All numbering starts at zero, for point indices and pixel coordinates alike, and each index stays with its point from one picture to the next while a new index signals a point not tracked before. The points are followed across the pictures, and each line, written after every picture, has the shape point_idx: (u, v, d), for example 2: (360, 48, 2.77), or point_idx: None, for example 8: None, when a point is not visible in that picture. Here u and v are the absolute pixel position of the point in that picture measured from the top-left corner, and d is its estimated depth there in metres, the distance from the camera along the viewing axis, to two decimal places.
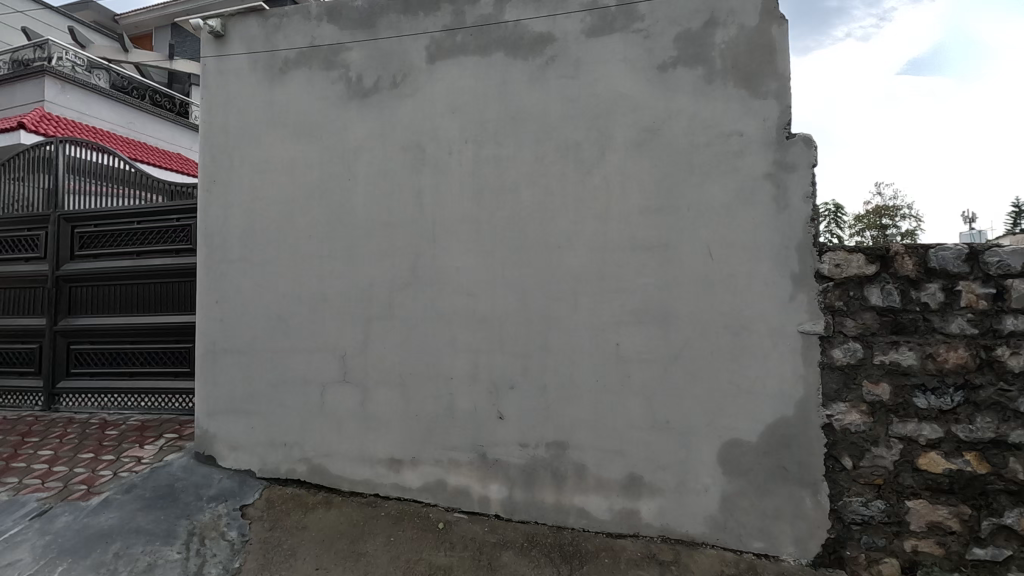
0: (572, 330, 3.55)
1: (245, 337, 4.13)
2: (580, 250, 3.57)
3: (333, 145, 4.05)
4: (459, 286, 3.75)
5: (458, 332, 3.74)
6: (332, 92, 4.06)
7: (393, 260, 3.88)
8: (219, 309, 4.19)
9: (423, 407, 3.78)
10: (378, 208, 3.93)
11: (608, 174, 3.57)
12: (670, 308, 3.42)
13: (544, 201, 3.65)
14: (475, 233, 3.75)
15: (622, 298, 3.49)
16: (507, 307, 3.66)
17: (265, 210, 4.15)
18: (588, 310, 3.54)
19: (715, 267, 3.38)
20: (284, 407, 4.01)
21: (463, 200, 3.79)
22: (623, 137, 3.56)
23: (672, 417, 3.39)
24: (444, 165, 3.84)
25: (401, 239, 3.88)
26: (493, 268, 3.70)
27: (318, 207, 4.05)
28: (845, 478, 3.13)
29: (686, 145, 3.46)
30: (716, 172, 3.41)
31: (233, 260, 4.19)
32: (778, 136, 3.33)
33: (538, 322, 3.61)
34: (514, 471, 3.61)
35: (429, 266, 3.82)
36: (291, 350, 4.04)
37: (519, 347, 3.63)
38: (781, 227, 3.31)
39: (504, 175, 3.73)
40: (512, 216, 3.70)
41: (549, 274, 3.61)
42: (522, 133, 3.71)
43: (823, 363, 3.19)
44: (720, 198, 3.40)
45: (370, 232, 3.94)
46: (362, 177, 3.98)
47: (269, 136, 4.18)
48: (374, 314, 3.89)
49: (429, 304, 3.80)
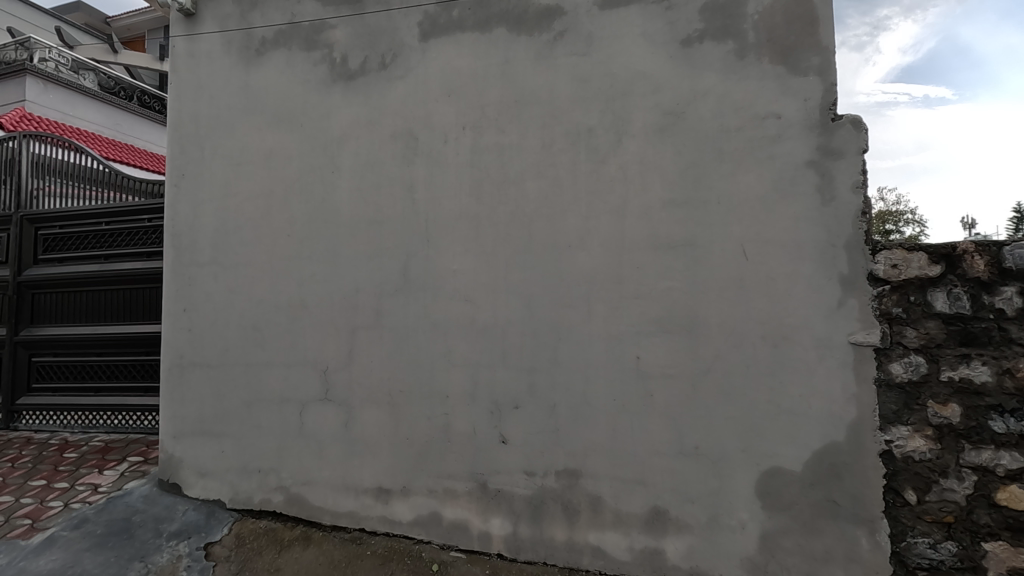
0: (586, 341, 3.10)
1: (216, 349, 3.67)
2: (593, 249, 3.13)
3: (314, 134, 3.61)
4: (456, 292, 3.31)
5: (455, 344, 3.28)
6: (313, 75, 3.63)
7: (381, 262, 3.43)
8: (187, 318, 3.73)
9: (415, 430, 3.32)
10: (365, 204, 3.49)
11: (625, 164, 3.13)
12: (698, 316, 2.98)
13: (551, 194, 3.21)
14: (474, 231, 3.31)
15: (641, 304, 3.05)
16: (510, 315, 3.21)
17: (239, 208, 3.71)
18: (603, 318, 3.09)
19: (750, 269, 2.94)
20: (259, 429, 3.55)
21: (460, 193, 3.35)
22: (642, 121, 3.12)
23: (701, 442, 2.93)
24: (439, 155, 3.40)
25: (390, 238, 3.43)
26: (495, 270, 3.26)
27: (298, 204, 3.61)
28: (907, 515, 2.67)
29: (714, 130, 3.03)
30: (750, 159, 2.98)
31: (204, 263, 3.74)
32: (821, 118, 2.88)
33: (546, 333, 3.16)
34: (519, 503, 3.15)
35: (422, 269, 3.37)
36: (266, 364, 3.58)
37: (524, 361, 3.18)
38: (827, 222, 2.85)
39: (507, 165, 3.29)
40: (516, 212, 3.26)
41: (558, 278, 3.16)
42: (526, 118, 3.28)
43: (880, 380, 2.74)
44: (755, 189, 2.96)
45: (355, 231, 3.50)
46: (347, 170, 3.54)
47: (244, 125, 3.75)
48: (359, 324, 3.44)
49: (422, 311, 3.35)
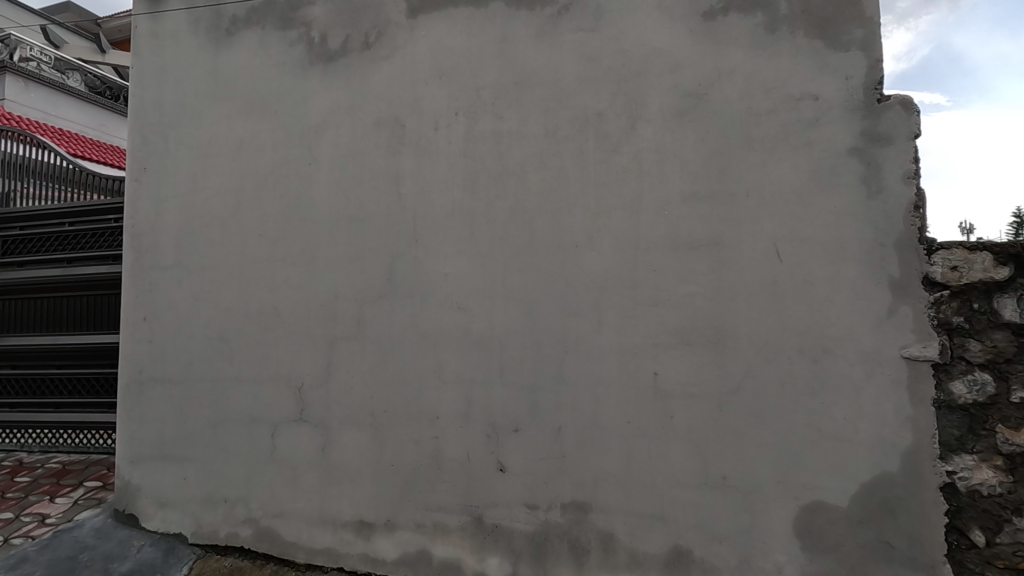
0: (595, 354, 2.72)
1: (179, 363, 3.27)
2: (603, 250, 2.75)
3: (290, 122, 3.23)
4: (448, 298, 2.92)
5: (446, 358, 2.89)
6: (289, 56, 3.26)
7: (363, 265, 3.04)
8: (147, 328, 3.33)
9: (401, 455, 2.92)
10: (346, 200, 3.11)
11: (639, 153, 2.75)
12: (725, 327, 2.59)
13: (556, 188, 2.83)
14: (468, 230, 2.92)
15: (659, 313, 2.66)
16: (509, 325, 2.83)
17: (206, 205, 3.32)
18: (616, 328, 2.70)
19: (785, 272, 2.56)
20: (225, 454, 3.15)
21: (452, 187, 2.97)
22: (658, 104, 2.75)
23: (730, 471, 2.54)
24: (428, 145, 3.02)
25: (374, 238, 3.05)
26: (491, 274, 2.87)
27: (271, 200, 3.22)
28: (975, 560, 2.27)
29: (741, 114, 2.66)
30: (783, 147, 2.60)
31: (166, 267, 3.34)
32: (865, 99, 2.51)
33: (550, 346, 2.77)
34: (519, 540, 2.75)
35: (408, 272, 2.98)
36: (234, 380, 3.18)
37: (524, 377, 2.79)
38: (874, 217, 2.48)
39: (505, 155, 2.91)
40: (514, 208, 2.87)
41: (563, 283, 2.78)
42: (527, 102, 2.90)
43: (938, 401, 2.35)
44: (790, 181, 2.58)
45: (334, 230, 3.11)
46: (326, 162, 3.16)
47: (211, 113, 3.36)
48: (339, 335, 3.05)
49: (409, 321, 2.96)
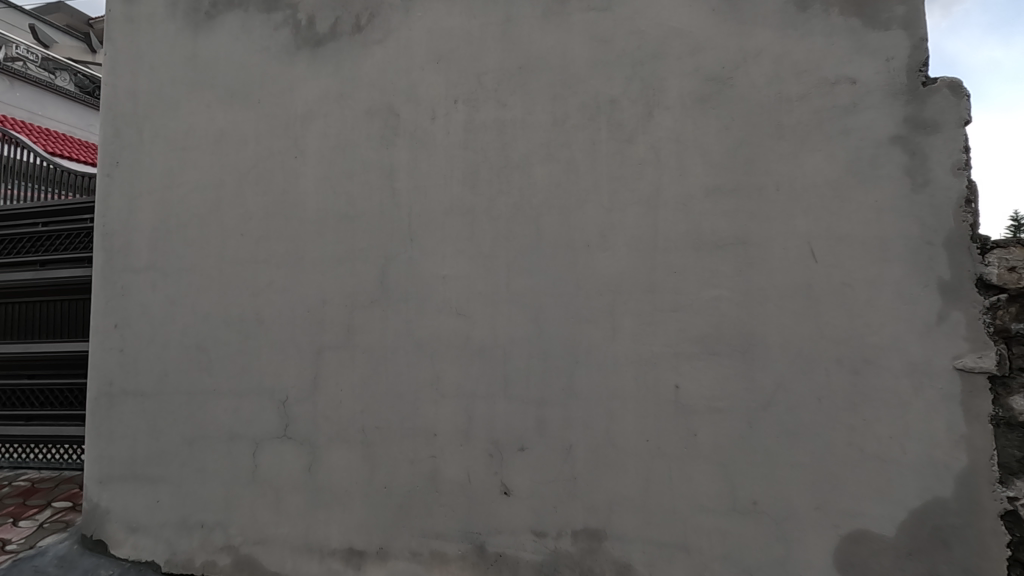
0: (609, 365, 2.46)
1: (153, 375, 2.99)
2: (617, 250, 2.50)
3: (274, 112, 2.97)
4: (446, 303, 2.66)
5: (444, 369, 2.63)
6: (274, 41, 3.00)
7: (353, 267, 2.78)
8: (118, 336, 3.05)
9: (394, 476, 2.65)
10: (334, 196, 2.85)
11: (656, 144, 2.50)
12: (754, 335, 2.34)
13: (564, 182, 2.58)
14: (468, 229, 2.67)
15: (680, 320, 2.40)
16: (514, 333, 2.57)
17: (183, 202, 3.05)
18: (631, 336, 2.45)
19: (820, 274, 2.31)
20: (202, 473, 2.88)
21: (450, 182, 2.71)
22: (678, 89, 2.50)
23: (761, 495, 2.28)
24: (425, 136, 2.76)
25: (365, 238, 2.78)
26: (494, 276, 2.61)
27: (253, 197, 2.96)
28: None
29: (769, 99, 2.41)
30: (817, 135, 2.35)
31: (139, 269, 3.07)
32: (908, 83, 2.26)
33: (559, 356, 2.51)
34: (526, 571, 2.49)
35: (402, 275, 2.72)
36: (213, 393, 2.90)
37: (531, 390, 2.53)
38: (920, 213, 2.23)
39: (508, 146, 2.66)
40: (519, 204, 2.62)
41: (573, 287, 2.52)
42: (533, 89, 2.65)
43: (997, 418, 2.09)
44: (825, 173, 2.33)
45: (322, 229, 2.85)
46: (313, 155, 2.90)
47: (189, 103, 3.09)
48: (326, 343, 2.78)
49: (403, 328, 2.70)
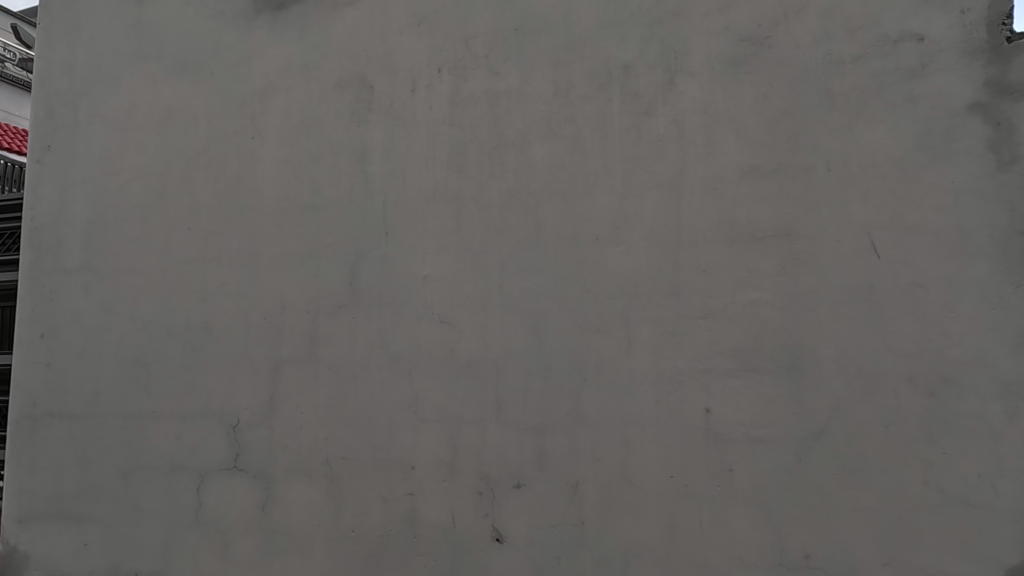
0: (623, 385, 2.02)
1: (82, 394, 2.52)
2: (633, 245, 2.07)
3: (228, 86, 2.54)
4: (427, 308, 2.22)
5: (424, 389, 2.19)
6: (230, 4, 2.58)
7: (318, 266, 2.35)
8: (45, 348, 2.59)
9: (364, 517, 2.20)
10: (297, 183, 2.42)
11: (679, 117, 2.08)
12: (803, 348, 1.90)
13: (569, 163, 2.15)
14: (453, 220, 2.24)
15: (710, 329, 1.97)
16: (508, 345, 2.13)
17: (122, 190, 2.60)
18: (651, 349, 2.01)
19: (885, 273, 1.87)
20: (138, 512, 2.41)
21: (433, 165, 2.28)
22: (705, 52, 2.08)
23: (816, 547, 1.84)
24: (403, 112, 2.33)
25: (332, 231, 2.35)
26: (484, 277, 2.18)
27: (202, 185, 2.52)
28: None
29: (817, 62, 1.99)
30: (877, 103, 1.93)
31: (71, 270, 2.61)
32: (989, 39, 1.85)
33: (562, 373, 2.07)
34: None
35: (375, 276, 2.28)
36: (151, 416, 2.44)
37: (528, 415, 2.09)
38: (1007, 197, 1.80)
39: (501, 122, 2.23)
40: (514, 190, 2.19)
41: (580, 289, 2.09)
42: (531, 54, 2.23)
43: None
44: (887, 149, 1.91)
45: (282, 221, 2.41)
46: (273, 135, 2.47)
47: (131, 77, 2.66)
48: (285, 357, 2.34)
49: (375, 339, 2.26)
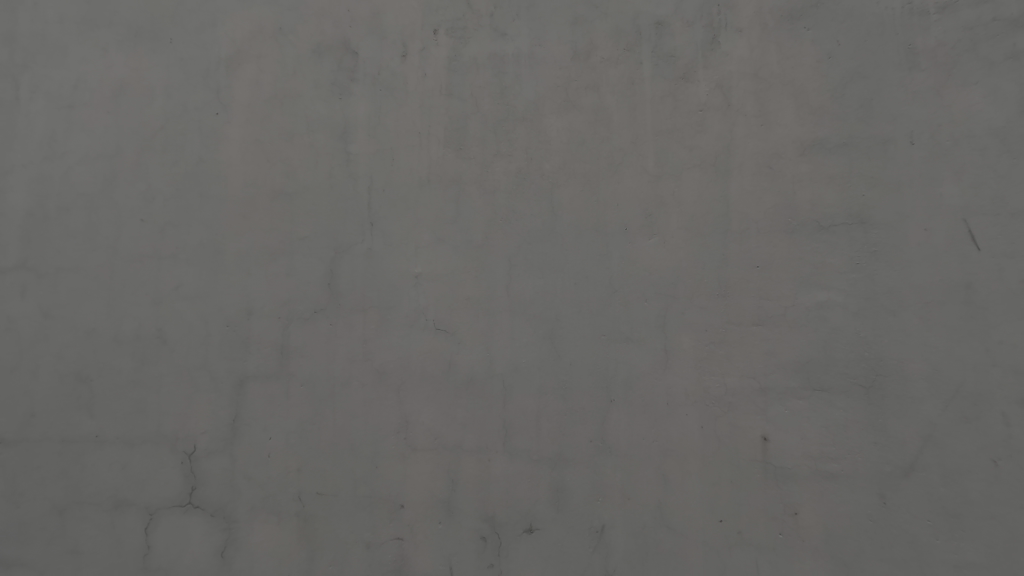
0: (659, 407, 1.65)
1: (13, 417, 2.11)
2: (670, 236, 1.70)
3: (190, 54, 2.18)
4: (420, 312, 1.85)
5: (416, 410, 1.81)
6: None
7: (291, 263, 1.98)
8: None
9: (343, 566, 1.82)
10: (267, 166, 2.05)
11: (725, 82, 1.73)
12: (885, 363, 1.53)
13: (590, 139, 1.79)
14: (452, 208, 1.87)
15: (767, 338, 1.61)
16: (517, 357, 1.76)
17: (68, 176, 2.21)
18: (694, 363, 1.65)
19: (988, 268, 1.51)
20: (77, 556, 2.02)
21: (427, 143, 1.92)
22: (754, 5, 1.73)
23: None
24: (392, 81, 1.98)
25: (307, 222, 1.98)
26: (489, 276, 1.81)
27: (159, 169, 2.14)
28: None
29: (892, 13, 1.64)
30: (970, 62, 1.57)
31: (7, 270, 2.18)
32: None
33: (584, 392, 1.70)
34: None
35: (358, 275, 1.91)
36: (94, 442, 2.05)
37: (542, 443, 1.71)
38: None
39: (509, 91, 1.88)
40: (525, 171, 1.83)
41: (605, 290, 1.73)
42: (544, 12, 1.88)
43: None
44: (985, 118, 1.55)
45: (249, 211, 2.04)
46: (240, 110, 2.10)
47: (79, 46, 2.28)
48: (251, 372, 1.96)
49: (358, 350, 1.89)
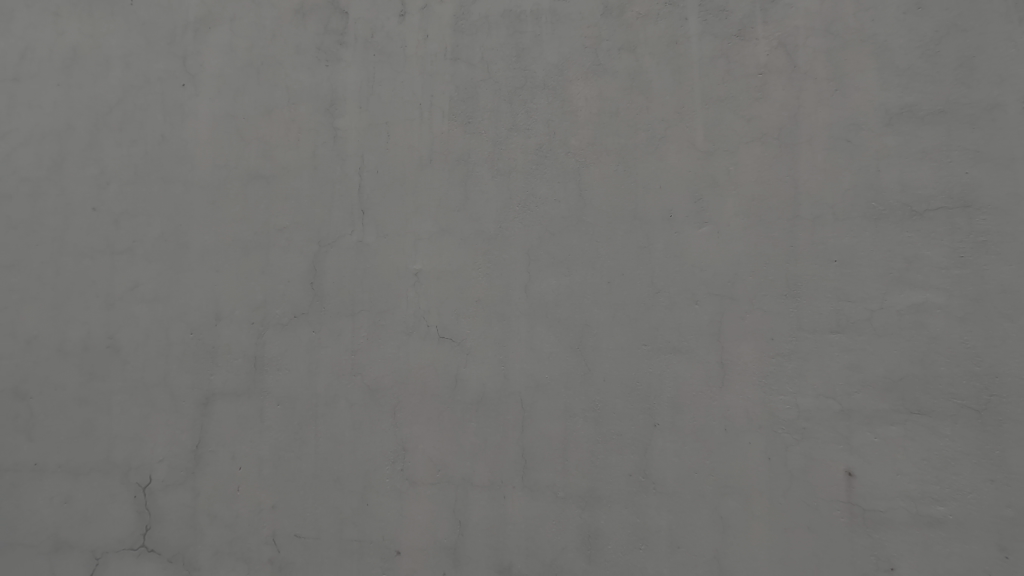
0: (716, 433, 1.35)
1: None
2: (724, 225, 1.41)
3: (153, 18, 1.87)
4: (420, 317, 1.54)
5: (415, 435, 1.50)
6: None
7: (268, 258, 1.66)
8: None
9: None
10: (240, 145, 1.74)
11: (790, 39, 1.43)
12: (1001, 379, 1.23)
13: (626, 110, 1.50)
14: (459, 192, 1.57)
15: (849, 348, 1.31)
16: (539, 371, 1.45)
17: (8, 157, 1.88)
18: (757, 379, 1.34)
19: None
20: None
21: (429, 116, 1.62)
22: None
23: None
24: (387, 44, 1.68)
25: (287, 210, 1.67)
26: (503, 273, 1.51)
27: (116, 150, 1.83)
28: None
29: None
30: None
31: None
32: None
33: (621, 415, 1.40)
34: None
35: (346, 272, 1.61)
36: (31, 471, 1.72)
37: (570, 476, 1.40)
38: None
39: (526, 54, 1.58)
40: (547, 148, 1.53)
41: (645, 290, 1.43)
42: None
43: None
44: None
45: (219, 197, 1.73)
46: (210, 80, 1.79)
47: (27, 10, 1.94)
48: (218, 388, 1.64)
49: (345, 362, 1.57)
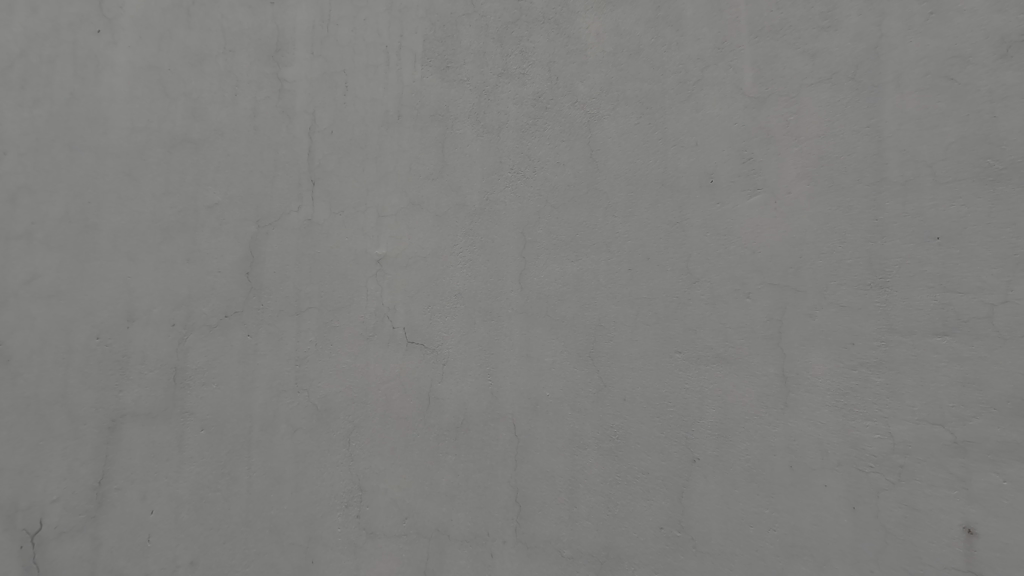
0: (777, 473, 0.99)
1: None
2: (783, 192, 1.06)
3: None
4: (383, 315, 1.19)
5: (374, 471, 1.14)
6: None
7: (195, 242, 1.31)
8: None
9: None
10: (165, 103, 1.38)
11: None
12: None
13: (649, 48, 1.16)
14: (434, 155, 1.23)
15: (961, 357, 0.95)
16: (537, 386, 1.10)
17: None
18: (832, 399, 0.99)
19: None
20: None
21: (398, 62, 1.28)
22: None
23: None
24: None
25: (220, 182, 1.32)
26: (491, 258, 1.16)
27: (11, 112, 1.40)
28: None
29: None
30: None
31: None
32: None
33: (647, 446, 1.04)
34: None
35: (290, 259, 1.26)
36: None
37: (579, 528, 1.05)
38: None
39: None
40: (547, 98, 1.19)
41: (678, 279, 1.08)
42: None
43: None
44: None
45: (136, 167, 1.37)
46: (130, 25, 1.42)
47: None
48: (126, 409, 1.28)
49: (287, 374, 1.22)
